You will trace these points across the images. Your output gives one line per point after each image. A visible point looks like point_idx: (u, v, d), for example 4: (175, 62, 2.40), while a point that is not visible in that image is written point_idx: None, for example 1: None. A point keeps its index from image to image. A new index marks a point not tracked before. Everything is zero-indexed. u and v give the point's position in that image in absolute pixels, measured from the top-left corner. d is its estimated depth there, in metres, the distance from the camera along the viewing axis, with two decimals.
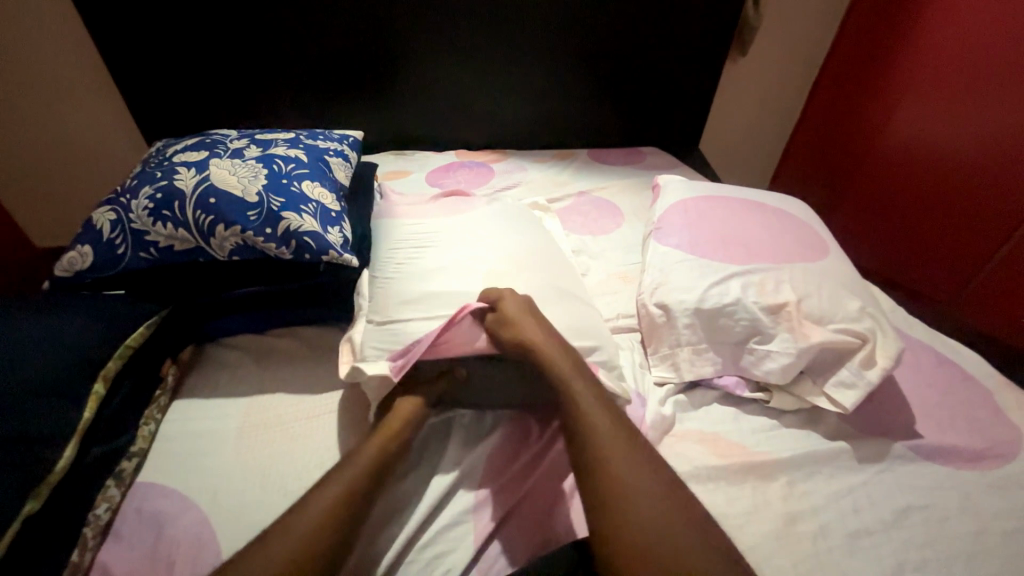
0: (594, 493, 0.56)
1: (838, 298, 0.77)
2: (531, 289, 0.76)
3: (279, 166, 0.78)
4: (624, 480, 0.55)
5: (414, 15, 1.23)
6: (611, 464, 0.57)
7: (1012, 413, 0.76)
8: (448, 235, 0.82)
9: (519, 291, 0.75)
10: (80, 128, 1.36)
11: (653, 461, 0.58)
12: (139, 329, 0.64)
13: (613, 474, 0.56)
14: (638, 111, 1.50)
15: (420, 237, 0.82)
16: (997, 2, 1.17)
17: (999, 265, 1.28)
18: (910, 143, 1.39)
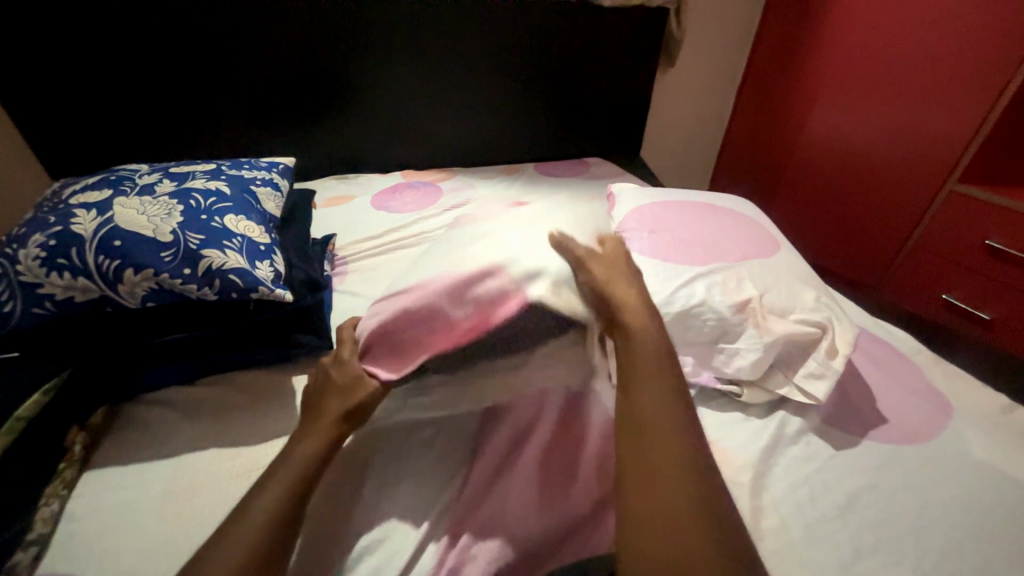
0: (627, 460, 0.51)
1: (795, 290, 0.80)
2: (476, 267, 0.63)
3: (197, 200, 0.73)
4: (653, 451, 0.50)
5: (351, 43, 1.31)
6: (650, 437, 0.51)
7: (938, 385, 0.79)
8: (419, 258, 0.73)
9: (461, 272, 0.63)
10: None
11: (695, 437, 0.53)
12: (32, 397, 0.57)
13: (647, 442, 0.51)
14: (571, 126, 1.66)
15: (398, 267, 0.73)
16: (876, 28, 1.44)
17: (914, 248, 1.51)
18: (829, 146, 1.64)
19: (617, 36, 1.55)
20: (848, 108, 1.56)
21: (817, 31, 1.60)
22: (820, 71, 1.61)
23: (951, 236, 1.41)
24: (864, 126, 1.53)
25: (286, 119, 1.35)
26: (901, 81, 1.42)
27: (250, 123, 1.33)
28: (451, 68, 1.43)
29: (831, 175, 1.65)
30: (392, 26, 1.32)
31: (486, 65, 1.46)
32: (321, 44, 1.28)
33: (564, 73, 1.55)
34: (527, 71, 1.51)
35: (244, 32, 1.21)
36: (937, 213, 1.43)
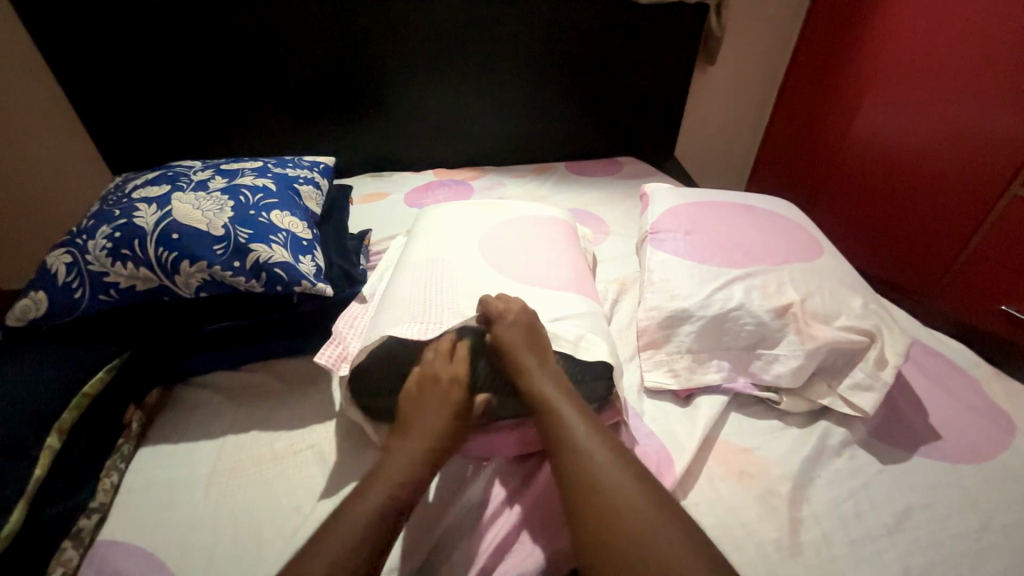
0: (568, 488, 0.51)
1: (841, 295, 0.76)
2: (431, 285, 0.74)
3: (246, 197, 0.76)
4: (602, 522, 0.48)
5: (391, 44, 1.34)
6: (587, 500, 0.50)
7: (999, 400, 0.74)
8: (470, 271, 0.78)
9: (419, 291, 0.73)
10: (50, 155, 1.38)
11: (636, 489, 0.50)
12: (97, 375, 0.62)
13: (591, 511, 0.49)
14: (604, 126, 1.65)
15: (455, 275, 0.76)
16: (930, 23, 1.36)
17: (974, 254, 1.41)
18: (877, 144, 1.56)
19: (656, 35, 1.53)
20: (900, 108, 1.47)
21: (869, 25, 1.52)
22: (871, 67, 1.53)
23: (1013, 244, 1.32)
24: (918, 126, 1.44)
25: (328, 118, 1.41)
26: (960, 77, 1.33)
27: (293, 124, 1.39)
28: (487, 68, 1.44)
29: (879, 177, 1.57)
30: (431, 24, 1.34)
31: (522, 61, 1.46)
32: (363, 46, 1.32)
33: (601, 72, 1.54)
34: (564, 69, 1.51)
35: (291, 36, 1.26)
36: (998, 219, 1.34)
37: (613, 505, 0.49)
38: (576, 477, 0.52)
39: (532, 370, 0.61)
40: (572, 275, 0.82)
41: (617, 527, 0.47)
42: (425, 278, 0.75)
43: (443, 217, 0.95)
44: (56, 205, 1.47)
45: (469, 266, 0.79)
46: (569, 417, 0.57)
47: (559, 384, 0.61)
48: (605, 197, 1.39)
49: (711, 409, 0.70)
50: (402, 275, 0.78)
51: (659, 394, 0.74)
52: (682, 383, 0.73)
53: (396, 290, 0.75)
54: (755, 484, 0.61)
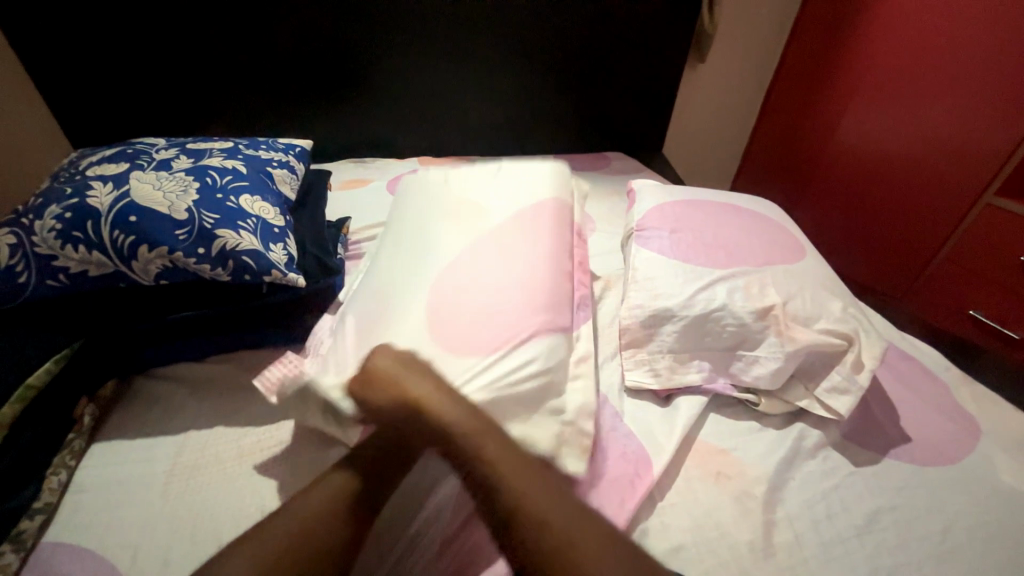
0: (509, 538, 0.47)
1: (821, 298, 0.76)
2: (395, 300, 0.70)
3: (213, 179, 0.72)
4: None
5: (375, 23, 1.28)
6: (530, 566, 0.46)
7: (967, 405, 0.75)
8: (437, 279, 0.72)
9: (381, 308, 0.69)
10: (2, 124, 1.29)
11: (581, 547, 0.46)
12: (44, 365, 0.57)
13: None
14: (593, 119, 1.63)
15: (420, 286, 0.71)
16: (916, 28, 1.37)
17: (946, 259, 1.45)
18: (859, 148, 1.58)
19: (648, 29, 1.51)
20: (883, 112, 1.49)
21: (857, 28, 1.53)
22: (856, 71, 1.55)
23: (984, 251, 1.35)
24: (899, 131, 1.46)
25: (308, 98, 1.35)
26: (941, 85, 1.35)
27: (269, 104, 1.33)
28: (475, 54, 1.40)
29: (860, 181, 1.60)
30: (417, 3, 1.28)
31: (512, 48, 1.42)
32: (345, 24, 1.26)
33: (592, 63, 1.52)
34: (554, 59, 1.47)
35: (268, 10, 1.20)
36: (971, 226, 1.37)
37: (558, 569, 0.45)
38: (526, 517, 0.47)
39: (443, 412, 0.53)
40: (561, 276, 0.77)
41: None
42: (393, 295, 0.71)
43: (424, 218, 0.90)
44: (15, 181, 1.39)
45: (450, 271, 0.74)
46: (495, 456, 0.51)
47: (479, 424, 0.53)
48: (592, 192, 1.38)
49: (690, 410, 0.69)
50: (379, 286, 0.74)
51: (639, 394, 0.74)
52: (662, 383, 0.72)
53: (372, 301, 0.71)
54: (731, 486, 0.61)
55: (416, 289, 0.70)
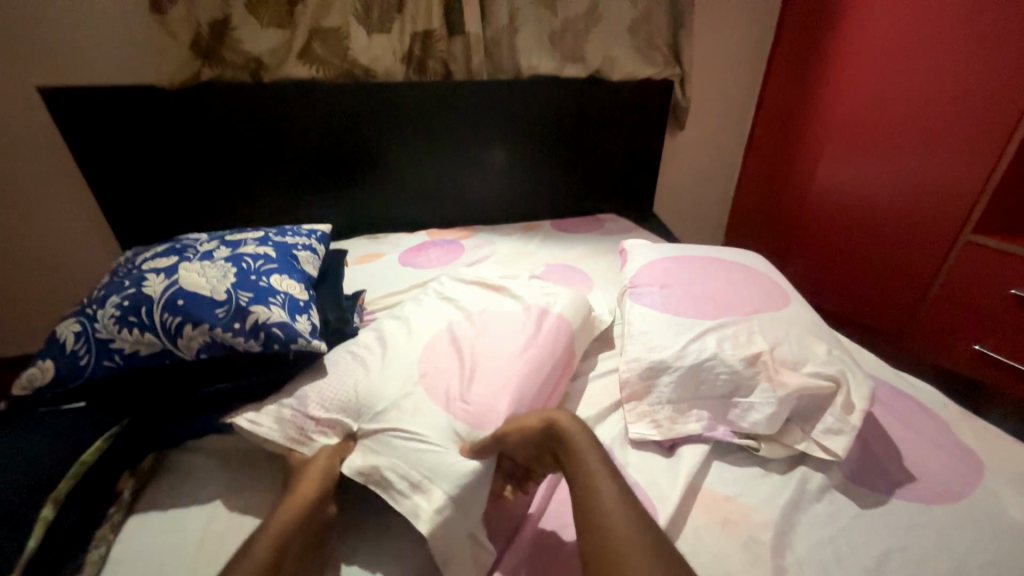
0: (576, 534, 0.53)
1: (806, 343, 0.81)
2: (373, 361, 0.75)
3: (248, 263, 0.81)
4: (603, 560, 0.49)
5: (387, 121, 1.55)
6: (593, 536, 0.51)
7: (968, 441, 0.77)
8: (416, 354, 0.76)
9: (356, 365, 0.75)
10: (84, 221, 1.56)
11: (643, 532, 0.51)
12: (94, 444, 0.63)
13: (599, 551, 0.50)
14: (580, 187, 1.88)
15: (398, 356, 0.76)
16: (868, 92, 1.57)
17: (939, 296, 1.49)
18: (837, 196, 1.71)
19: (617, 115, 1.81)
20: (856, 164, 1.63)
21: (820, 96, 1.72)
22: (825, 130, 1.72)
23: (975, 286, 1.40)
24: (871, 179, 1.60)
25: (331, 184, 1.57)
26: (904, 137, 1.49)
27: (297, 189, 1.54)
28: (472, 138, 1.67)
29: (842, 225, 1.71)
30: (423, 102, 1.57)
31: (504, 131, 1.70)
32: (368, 126, 1.54)
33: (571, 139, 1.79)
34: (542, 140, 1.76)
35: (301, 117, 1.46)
36: (955, 263, 1.44)
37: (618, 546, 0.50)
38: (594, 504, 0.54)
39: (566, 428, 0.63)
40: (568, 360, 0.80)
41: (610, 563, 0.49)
42: (375, 354, 0.77)
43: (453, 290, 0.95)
44: (83, 262, 1.62)
45: (434, 351, 0.77)
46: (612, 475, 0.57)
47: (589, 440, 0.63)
48: (588, 252, 1.51)
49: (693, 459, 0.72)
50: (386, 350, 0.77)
51: (644, 445, 0.77)
52: (664, 434, 0.76)
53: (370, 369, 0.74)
54: (737, 532, 0.63)
55: (396, 358, 0.75)
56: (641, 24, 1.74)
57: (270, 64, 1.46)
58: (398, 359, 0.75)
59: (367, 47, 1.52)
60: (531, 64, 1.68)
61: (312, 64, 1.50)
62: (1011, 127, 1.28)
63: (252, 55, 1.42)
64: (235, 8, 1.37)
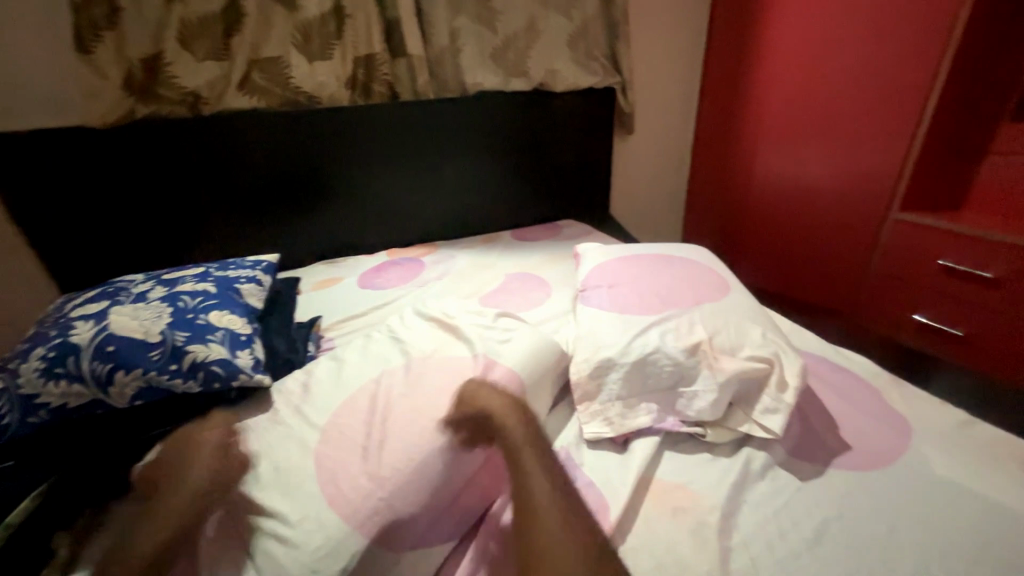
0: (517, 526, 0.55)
1: (742, 329, 0.85)
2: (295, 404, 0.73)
3: (185, 301, 0.80)
4: (544, 557, 0.50)
5: (336, 146, 1.56)
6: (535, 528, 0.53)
7: (898, 406, 0.82)
8: (338, 396, 0.72)
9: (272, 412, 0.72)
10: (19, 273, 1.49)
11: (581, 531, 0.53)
12: (20, 505, 0.59)
13: (538, 549, 0.51)
14: (535, 196, 1.92)
15: (318, 399, 0.72)
16: (797, 89, 1.70)
17: (878, 271, 1.59)
18: (779, 185, 1.83)
19: (562, 125, 1.88)
20: (793, 155, 1.76)
21: (754, 95, 1.86)
22: (763, 126, 1.84)
23: (908, 259, 1.50)
24: (808, 167, 1.72)
25: (284, 213, 1.56)
26: (834, 127, 1.63)
27: (247, 221, 1.52)
28: (424, 156, 1.70)
29: (787, 211, 1.83)
30: (372, 124, 1.59)
31: (455, 147, 1.73)
32: (319, 152, 1.55)
33: (522, 151, 1.84)
34: (494, 154, 1.80)
35: (246, 147, 1.46)
36: (887, 240, 1.55)
37: (555, 545, 0.51)
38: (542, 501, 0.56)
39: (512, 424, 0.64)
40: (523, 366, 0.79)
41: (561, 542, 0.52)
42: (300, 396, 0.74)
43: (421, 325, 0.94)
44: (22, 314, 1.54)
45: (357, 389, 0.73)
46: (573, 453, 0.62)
47: (531, 438, 0.64)
48: (546, 259, 1.54)
49: (643, 451, 0.74)
50: (338, 381, 0.76)
51: (599, 444, 0.79)
52: (616, 430, 0.78)
53: (319, 400, 0.72)
54: (687, 519, 0.64)
55: (316, 401, 0.72)
56: (579, 37, 1.81)
57: (209, 97, 1.44)
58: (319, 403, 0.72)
59: (310, 74, 1.52)
60: (476, 81, 1.72)
61: (254, 95, 1.49)
62: (919, 111, 1.41)
63: (189, 89, 1.40)
64: (168, 44, 1.36)
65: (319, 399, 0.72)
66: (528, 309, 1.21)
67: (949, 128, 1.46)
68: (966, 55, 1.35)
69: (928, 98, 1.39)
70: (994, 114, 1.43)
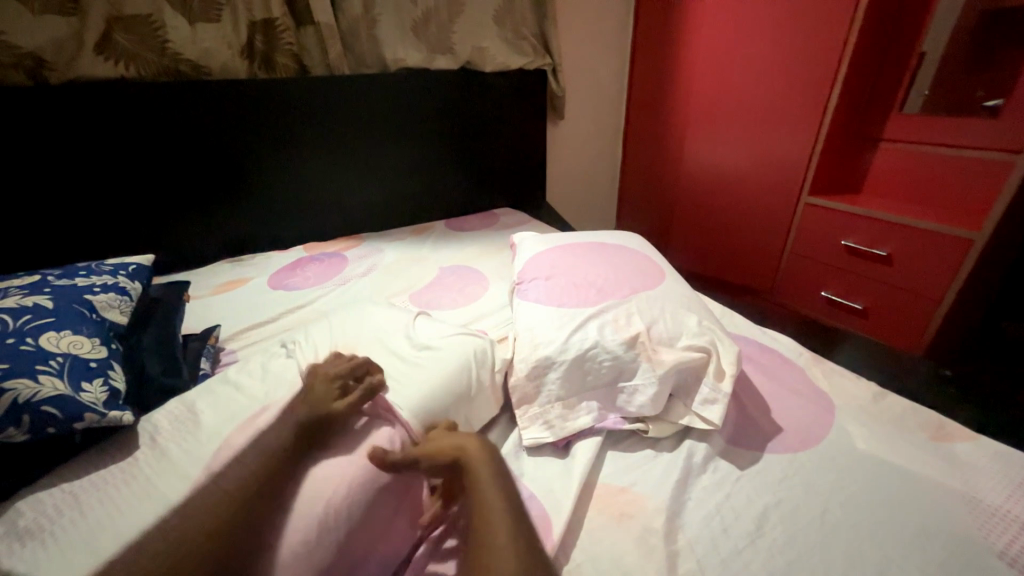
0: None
1: (679, 317, 0.83)
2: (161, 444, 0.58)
3: (3, 321, 0.61)
4: None
5: (234, 125, 1.35)
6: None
7: (821, 384, 0.85)
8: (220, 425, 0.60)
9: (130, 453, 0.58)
10: None
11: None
12: None
13: None
14: (467, 184, 1.82)
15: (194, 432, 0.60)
16: (717, 77, 1.75)
17: (793, 252, 1.70)
18: (703, 171, 1.89)
19: (493, 107, 1.78)
20: (717, 141, 1.81)
21: (679, 81, 1.88)
22: (687, 113, 1.88)
23: (819, 239, 1.61)
24: (728, 154, 1.79)
25: (169, 203, 1.32)
26: (753, 115, 1.69)
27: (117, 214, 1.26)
28: (340, 137, 1.52)
29: (712, 196, 1.89)
30: (278, 100, 1.39)
31: (376, 129, 1.57)
32: (207, 131, 1.32)
33: (451, 133, 1.72)
34: (420, 137, 1.66)
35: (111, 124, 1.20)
36: (801, 222, 1.64)
37: None
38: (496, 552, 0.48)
39: (473, 468, 0.57)
40: (439, 399, 0.68)
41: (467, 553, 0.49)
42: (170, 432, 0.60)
43: (334, 329, 0.82)
44: None
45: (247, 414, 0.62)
46: (486, 492, 0.54)
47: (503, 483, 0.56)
48: (483, 250, 1.45)
49: (586, 455, 0.69)
50: (222, 417, 0.62)
51: (540, 450, 0.74)
52: (558, 434, 0.73)
53: (197, 443, 0.58)
54: (634, 525, 0.61)
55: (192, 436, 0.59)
56: (505, 13, 1.72)
57: (54, 62, 1.16)
58: (196, 437, 0.59)
59: (192, 39, 1.29)
60: (396, 56, 1.56)
61: (118, 60, 1.22)
62: (826, 99, 1.50)
63: (24, 49, 1.12)
64: None
65: (196, 444, 0.58)
66: (463, 305, 1.13)
67: (849, 117, 1.57)
68: (863, 49, 1.45)
69: (831, 89, 1.48)
70: (884, 105, 1.57)
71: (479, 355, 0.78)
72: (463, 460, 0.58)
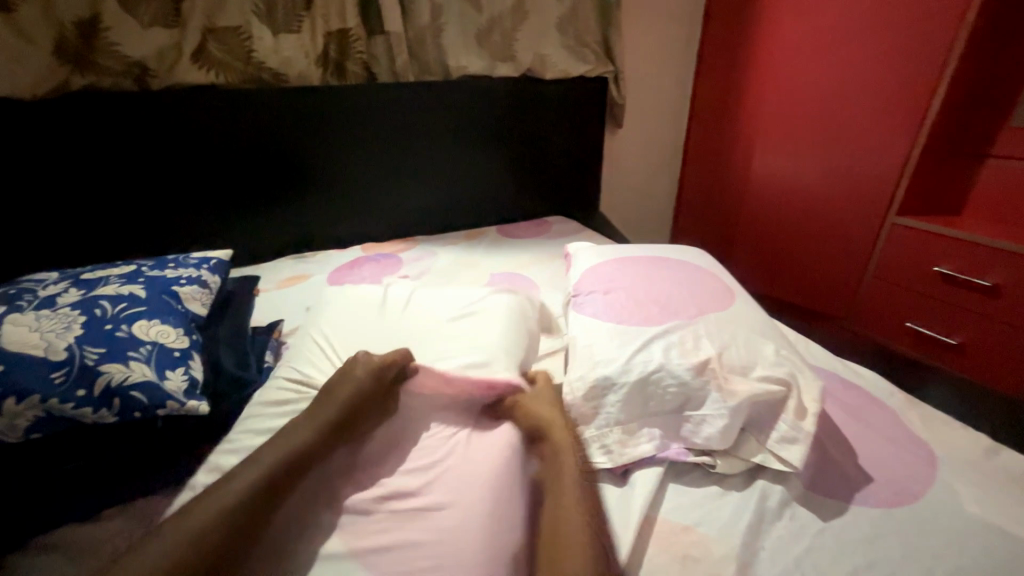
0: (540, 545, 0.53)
1: (753, 344, 0.76)
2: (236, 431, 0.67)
3: (103, 309, 0.68)
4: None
5: (307, 130, 1.42)
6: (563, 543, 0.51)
7: (918, 430, 0.75)
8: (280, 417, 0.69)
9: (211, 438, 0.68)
10: None
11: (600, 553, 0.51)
12: None
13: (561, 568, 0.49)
14: (522, 191, 1.82)
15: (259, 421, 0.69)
16: (794, 85, 1.64)
17: (874, 276, 1.55)
18: (773, 184, 1.77)
19: (552, 115, 1.76)
20: (791, 154, 1.69)
21: (750, 90, 1.78)
22: (759, 123, 1.77)
23: (906, 263, 1.46)
24: (802, 167, 1.67)
25: (245, 202, 1.41)
26: (834, 126, 1.56)
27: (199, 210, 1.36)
28: (402, 142, 1.56)
29: (781, 211, 1.76)
30: (349, 106, 1.45)
31: (437, 135, 1.60)
32: (282, 133, 1.39)
33: (508, 140, 1.72)
34: (478, 144, 1.68)
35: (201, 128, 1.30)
36: (885, 244, 1.50)
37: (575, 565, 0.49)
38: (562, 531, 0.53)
39: (559, 440, 0.65)
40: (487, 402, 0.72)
41: (557, 526, 0.53)
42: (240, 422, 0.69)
43: (395, 329, 0.91)
44: None
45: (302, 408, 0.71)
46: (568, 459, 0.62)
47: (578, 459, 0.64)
48: (535, 259, 1.43)
49: (647, 487, 0.65)
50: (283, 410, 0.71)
51: (596, 474, 0.70)
52: (616, 460, 0.69)
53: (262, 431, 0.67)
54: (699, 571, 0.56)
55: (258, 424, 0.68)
56: (569, 21, 1.70)
57: (156, 70, 1.27)
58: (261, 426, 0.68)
59: (275, 48, 1.37)
60: (460, 64, 1.59)
61: (210, 68, 1.32)
62: (925, 109, 1.36)
63: (132, 59, 1.24)
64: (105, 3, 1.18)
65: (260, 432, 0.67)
66: None
67: (950, 130, 1.42)
68: (971, 55, 1.31)
69: (931, 99, 1.34)
70: (992, 118, 1.40)
71: (523, 369, 0.84)
72: (551, 430, 0.67)
